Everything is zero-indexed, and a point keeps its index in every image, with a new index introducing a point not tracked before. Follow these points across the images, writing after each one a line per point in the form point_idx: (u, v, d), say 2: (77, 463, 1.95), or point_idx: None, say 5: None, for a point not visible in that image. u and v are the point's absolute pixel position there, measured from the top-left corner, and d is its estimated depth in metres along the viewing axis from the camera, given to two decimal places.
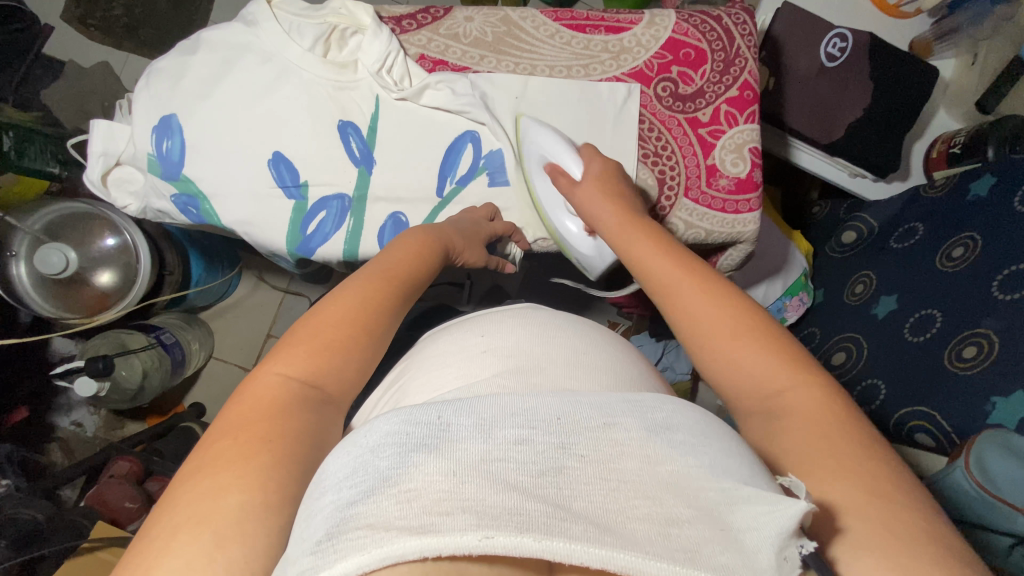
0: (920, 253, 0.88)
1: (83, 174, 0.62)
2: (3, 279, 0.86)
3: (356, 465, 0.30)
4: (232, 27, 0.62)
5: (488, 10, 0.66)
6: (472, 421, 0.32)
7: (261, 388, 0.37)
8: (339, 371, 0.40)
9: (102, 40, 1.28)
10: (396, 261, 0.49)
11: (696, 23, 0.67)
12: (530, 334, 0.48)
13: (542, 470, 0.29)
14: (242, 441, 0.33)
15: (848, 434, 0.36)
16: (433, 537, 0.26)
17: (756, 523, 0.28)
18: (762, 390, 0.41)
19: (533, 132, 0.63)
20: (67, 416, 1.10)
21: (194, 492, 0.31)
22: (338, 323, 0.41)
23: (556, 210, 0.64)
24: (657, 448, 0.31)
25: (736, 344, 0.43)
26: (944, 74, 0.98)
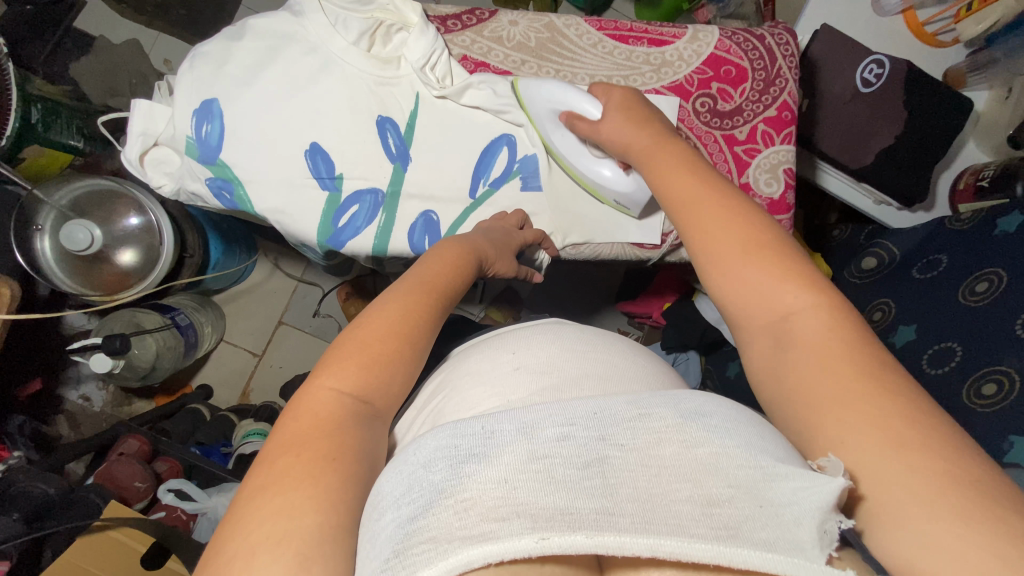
0: (943, 284, 0.88)
1: (121, 153, 0.62)
2: (28, 253, 0.87)
3: (410, 481, 0.30)
4: (278, 16, 0.62)
5: (533, 15, 0.66)
6: (515, 426, 0.31)
7: (317, 406, 0.36)
8: (387, 385, 0.40)
9: (134, 18, 1.28)
10: (434, 273, 0.49)
11: (739, 41, 0.67)
12: (560, 349, 0.48)
13: (589, 465, 0.29)
14: (304, 457, 0.33)
15: (862, 359, 0.36)
16: (493, 544, 0.26)
17: (796, 497, 0.28)
18: (777, 316, 0.40)
19: (534, 91, 0.61)
20: (75, 389, 1.11)
21: (266, 508, 0.31)
22: (385, 336, 0.41)
23: (581, 159, 0.62)
24: (694, 432, 0.31)
25: (750, 267, 0.41)
26: (977, 105, 0.97)
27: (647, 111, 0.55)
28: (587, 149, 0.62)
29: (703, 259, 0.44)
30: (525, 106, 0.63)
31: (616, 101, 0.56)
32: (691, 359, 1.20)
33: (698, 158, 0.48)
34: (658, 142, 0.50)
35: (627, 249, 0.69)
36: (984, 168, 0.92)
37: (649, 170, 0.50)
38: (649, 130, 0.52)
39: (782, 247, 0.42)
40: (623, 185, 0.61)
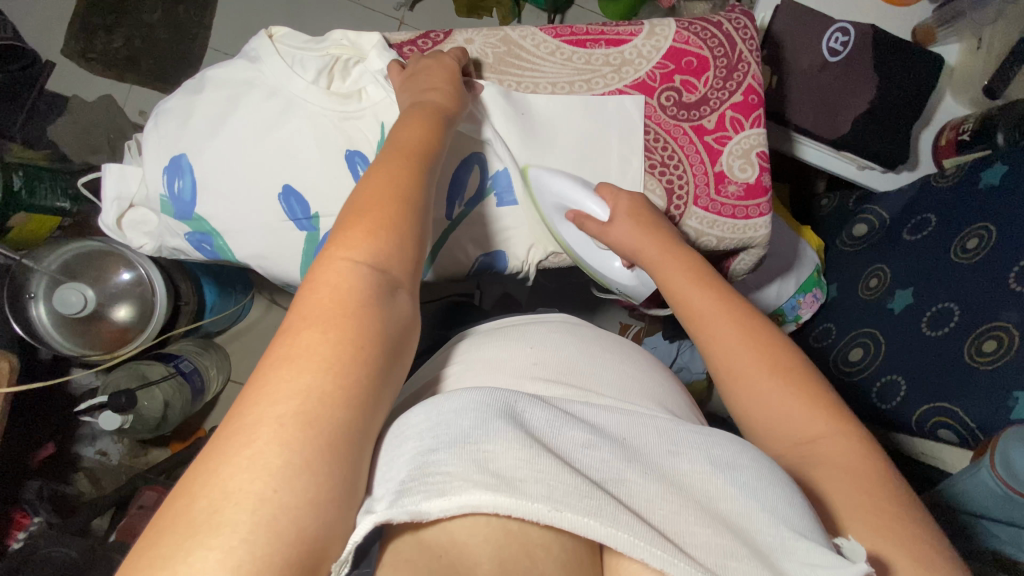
0: (933, 244, 0.88)
1: (98, 218, 0.63)
2: (23, 321, 0.88)
3: (438, 421, 0.33)
4: (236, 64, 0.63)
5: (487, 32, 0.66)
6: (546, 415, 0.34)
7: (334, 275, 0.36)
8: (399, 253, 0.39)
9: (103, 73, 1.29)
10: (423, 146, 0.48)
11: (697, 31, 0.67)
12: (579, 351, 0.49)
13: (608, 476, 0.32)
14: (326, 332, 0.33)
15: (880, 484, 0.41)
16: (507, 497, 0.28)
17: (812, 573, 0.28)
18: (803, 437, 0.45)
19: (545, 183, 0.65)
20: (91, 445, 1.11)
21: (290, 388, 0.31)
22: (384, 204, 0.40)
23: (589, 250, 0.69)
24: (720, 484, 0.32)
25: (772, 387, 0.47)
26: (948, 60, 0.97)
27: (655, 216, 0.61)
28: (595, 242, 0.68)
29: (728, 378, 0.49)
30: (534, 197, 0.66)
31: (624, 207, 0.62)
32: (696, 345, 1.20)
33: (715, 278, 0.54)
34: (681, 262, 0.56)
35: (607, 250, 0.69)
36: (964, 122, 0.91)
37: (669, 290, 0.55)
38: (668, 251, 0.57)
39: (802, 371, 0.48)
40: (627, 279, 0.69)
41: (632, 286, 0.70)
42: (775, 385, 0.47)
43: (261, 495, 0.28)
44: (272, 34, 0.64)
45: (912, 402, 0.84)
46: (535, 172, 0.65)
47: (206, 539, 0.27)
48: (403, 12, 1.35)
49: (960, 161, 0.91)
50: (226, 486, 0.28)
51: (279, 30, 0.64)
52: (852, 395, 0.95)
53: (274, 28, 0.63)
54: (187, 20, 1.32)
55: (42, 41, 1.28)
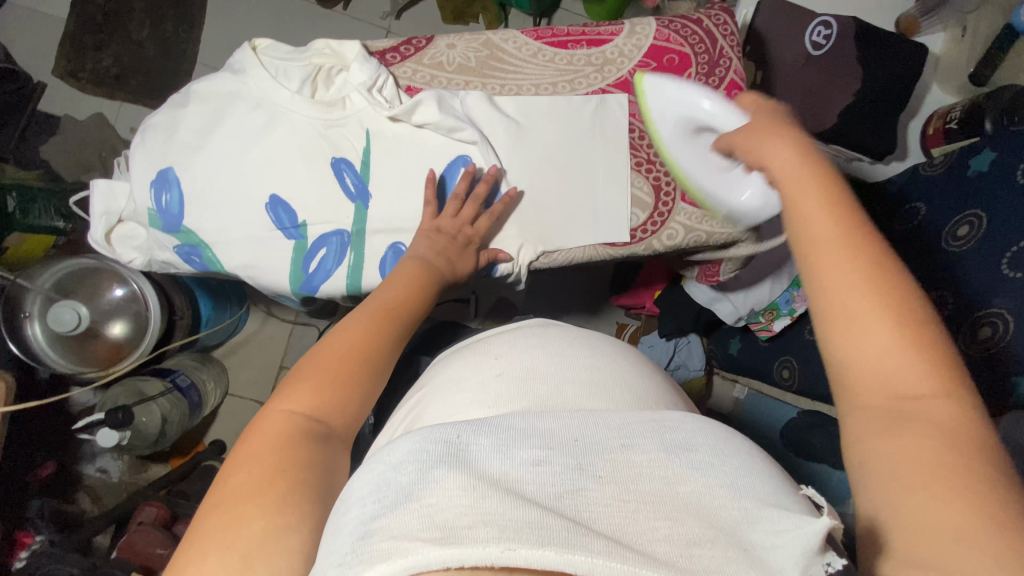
0: (924, 233, 0.88)
1: (88, 234, 0.64)
2: (20, 340, 0.88)
3: (379, 481, 0.31)
4: (220, 77, 0.63)
5: (469, 36, 0.67)
6: (492, 441, 0.32)
7: (273, 424, 0.41)
8: (341, 406, 0.44)
9: (95, 91, 1.30)
10: (395, 294, 0.53)
11: (677, 28, 0.67)
12: (546, 354, 0.48)
13: (562, 490, 0.29)
14: (253, 473, 0.37)
15: (988, 467, 0.31)
16: (455, 549, 0.26)
17: (779, 540, 0.26)
18: (901, 392, 0.35)
19: (661, 88, 0.60)
20: (91, 464, 1.10)
21: (216, 523, 0.35)
22: (341, 356, 0.46)
23: (698, 170, 0.60)
24: (678, 469, 0.31)
25: (883, 327, 0.36)
26: (934, 49, 0.98)
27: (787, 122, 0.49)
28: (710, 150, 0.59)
29: (828, 305, 0.38)
30: (647, 103, 0.61)
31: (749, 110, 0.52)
32: (693, 342, 1.20)
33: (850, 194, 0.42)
34: (806, 163, 0.44)
35: (599, 249, 0.69)
36: (951, 110, 0.91)
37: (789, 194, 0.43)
38: (801, 143, 0.45)
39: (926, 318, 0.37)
40: (749, 197, 0.59)
41: (746, 204, 0.59)
42: (891, 325, 0.36)
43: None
44: (255, 46, 0.64)
45: None
46: (652, 80, 0.60)
47: None
48: (388, 20, 1.36)
49: (950, 149, 0.91)
50: None
51: (262, 41, 0.64)
52: None
53: (257, 39, 0.63)
54: (176, 36, 1.33)
55: (34, 63, 1.29)
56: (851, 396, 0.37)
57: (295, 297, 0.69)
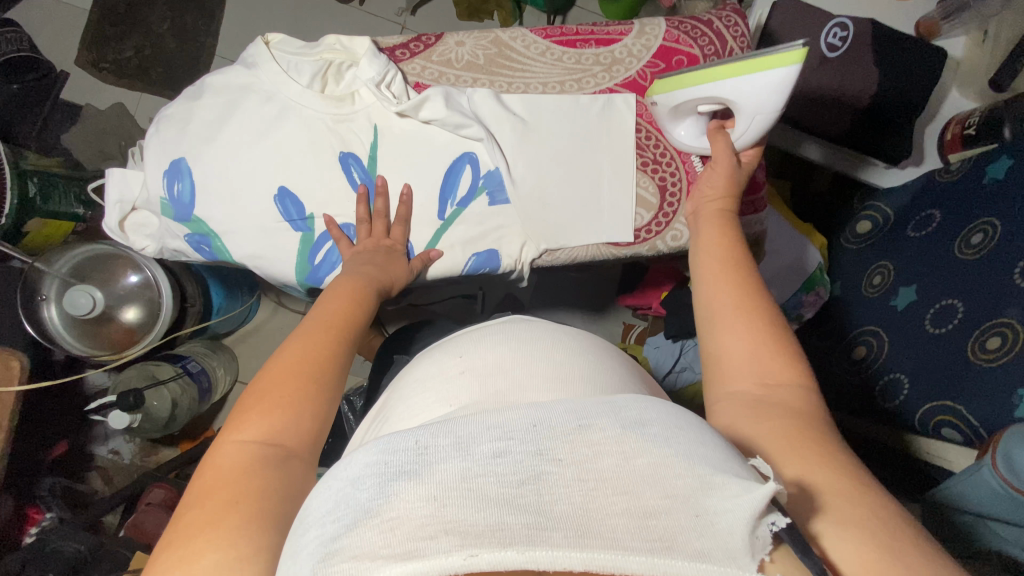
0: (936, 241, 0.87)
1: (102, 221, 0.65)
2: (36, 322, 0.90)
3: (339, 498, 0.31)
4: (233, 70, 0.64)
5: (478, 34, 0.67)
6: (449, 442, 0.31)
7: (225, 458, 0.43)
8: (294, 426, 0.46)
9: (115, 82, 1.33)
10: (334, 309, 0.55)
11: (687, 29, 0.67)
12: (508, 349, 0.49)
13: (523, 478, 0.28)
14: (209, 507, 0.39)
15: (816, 435, 0.42)
16: (420, 562, 0.26)
17: (731, 505, 0.28)
18: (766, 380, 0.47)
19: (769, 83, 0.52)
20: (104, 445, 1.15)
21: (172, 560, 0.36)
22: (287, 377, 0.48)
23: (682, 101, 0.60)
24: (636, 443, 0.30)
25: (744, 331, 0.50)
26: (954, 53, 0.95)
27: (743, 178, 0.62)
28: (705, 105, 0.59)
29: (710, 315, 0.53)
30: (760, 69, 0.52)
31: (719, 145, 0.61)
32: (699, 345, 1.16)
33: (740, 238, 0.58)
34: (718, 213, 0.60)
35: (602, 248, 0.69)
36: (970, 116, 0.89)
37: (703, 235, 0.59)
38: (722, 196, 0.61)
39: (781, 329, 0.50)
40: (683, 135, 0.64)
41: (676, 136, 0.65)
42: (749, 330, 0.50)
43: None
44: (269, 41, 0.65)
45: (915, 400, 0.83)
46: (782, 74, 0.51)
47: None
48: (404, 17, 1.37)
49: (966, 155, 0.90)
50: None
51: (274, 36, 0.65)
52: (855, 394, 0.93)
53: (270, 34, 0.64)
54: (195, 28, 1.35)
55: (58, 53, 1.32)
56: (725, 385, 0.49)
57: (301, 288, 0.70)
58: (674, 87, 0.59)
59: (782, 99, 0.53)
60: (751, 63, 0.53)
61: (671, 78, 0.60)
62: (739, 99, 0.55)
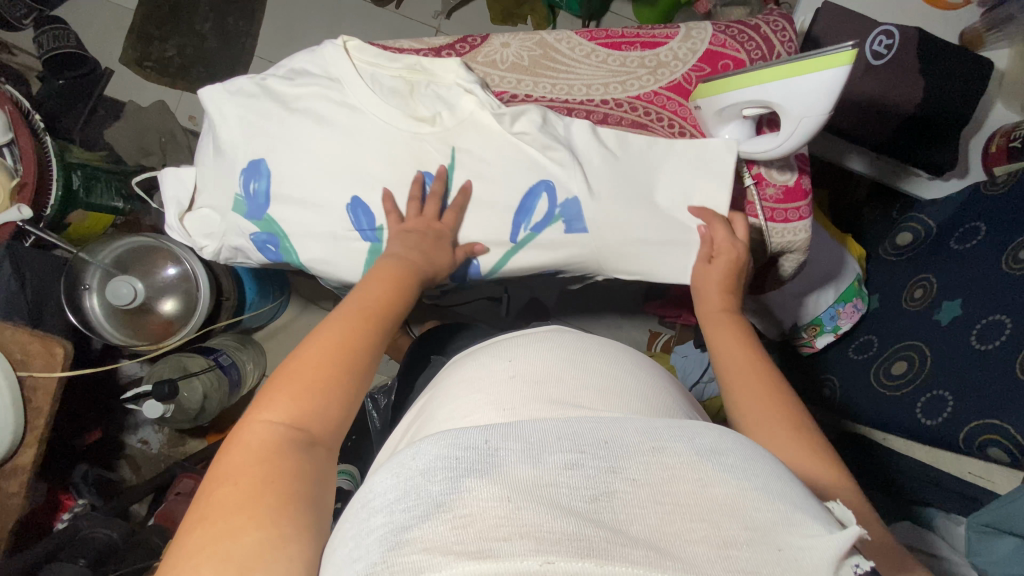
0: (984, 254, 0.85)
1: (164, 220, 0.67)
2: (79, 311, 0.93)
3: (406, 488, 0.31)
4: (287, 70, 0.66)
5: (524, 35, 0.67)
6: (521, 446, 0.32)
7: (253, 438, 0.43)
8: (323, 413, 0.46)
9: (157, 80, 1.36)
10: (373, 299, 0.55)
11: (734, 34, 0.66)
12: (559, 357, 0.49)
13: (595, 496, 0.29)
14: (242, 486, 0.39)
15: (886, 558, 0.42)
16: (491, 562, 0.26)
17: (814, 542, 0.28)
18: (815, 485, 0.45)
19: (811, 86, 0.51)
20: (134, 434, 1.16)
21: (205, 535, 0.37)
22: (317, 360, 0.48)
23: (726, 103, 0.59)
24: (709, 470, 0.31)
25: (784, 435, 0.49)
26: (1000, 65, 0.92)
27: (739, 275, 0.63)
28: (747, 108, 0.58)
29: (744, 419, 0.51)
30: (803, 70, 0.50)
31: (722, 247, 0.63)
32: None
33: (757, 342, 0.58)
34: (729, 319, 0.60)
35: None
36: (1017, 128, 0.86)
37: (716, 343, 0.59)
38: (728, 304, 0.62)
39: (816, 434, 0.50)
40: (732, 138, 0.63)
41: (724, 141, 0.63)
42: (792, 434, 0.49)
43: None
44: (344, 43, 0.65)
45: (958, 420, 0.80)
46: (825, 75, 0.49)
47: None
48: (439, 20, 1.38)
49: (1011, 169, 0.87)
50: None
51: (351, 41, 0.65)
52: (892, 413, 0.90)
53: (347, 38, 0.64)
54: (235, 29, 1.38)
55: (104, 50, 1.37)
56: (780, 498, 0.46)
57: (339, 284, 0.71)
58: (719, 89, 0.59)
59: (830, 101, 0.51)
60: (794, 64, 0.51)
61: (718, 80, 0.59)
62: (785, 102, 0.53)
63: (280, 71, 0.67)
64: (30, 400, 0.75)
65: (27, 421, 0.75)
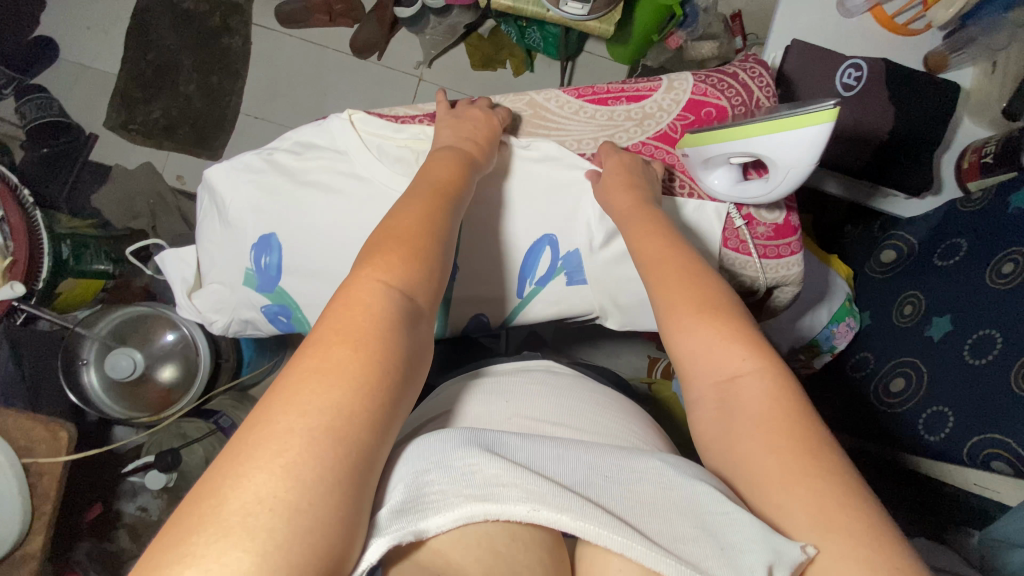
0: (966, 270, 0.88)
1: (175, 304, 0.69)
2: (76, 387, 0.92)
3: (427, 451, 0.40)
4: (286, 139, 0.67)
5: (514, 96, 0.70)
6: (517, 444, 0.41)
7: (366, 294, 0.41)
8: (424, 283, 0.45)
9: (143, 142, 1.37)
10: (444, 179, 0.54)
11: (714, 82, 0.69)
12: (540, 382, 0.57)
13: (577, 480, 0.38)
14: (350, 345, 0.38)
15: (803, 433, 0.41)
16: (492, 504, 0.35)
17: (753, 543, 0.35)
18: (725, 375, 0.46)
19: (793, 144, 0.53)
20: (132, 502, 1.04)
21: (314, 390, 0.35)
22: (413, 233, 0.47)
23: (712, 153, 0.61)
24: (667, 475, 0.40)
25: (712, 334, 0.47)
26: (964, 84, 0.97)
27: (639, 180, 0.63)
28: (732, 157, 0.60)
29: (664, 312, 0.51)
30: (787, 129, 0.53)
31: (615, 165, 0.64)
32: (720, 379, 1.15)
33: (675, 234, 0.57)
34: (644, 215, 0.59)
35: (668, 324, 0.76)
36: (986, 144, 0.90)
37: (637, 244, 0.57)
38: (640, 205, 0.60)
39: (734, 314, 0.49)
40: (721, 185, 0.64)
41: (716, 187, 0.65)
42: (705, 324, 0.48)
43: (271, 500, 0.31)
44: (352, 117, 0.66)
45: (962, 436, 0.81)
46: (809, 133, 0.52)
47: (222, 538, 0.30)
48: (421, 68, 1.41)
49: (985, 183, 0.90)
50: (257, 491, 0.31)
51: (356, 114, 0.66)
52: (897, 428, 0.92)
53: (354, 112, 0.65)
54: (220, 88, 1.40)
55: (87, 115, 1.37)
56: (693, 383, 0.48)
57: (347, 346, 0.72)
58: (704, 141, 0.62)
59: (816, 156, 0.53)
60: (778, 124, 0.53)
61: (704, 133, 0.62)
62: (772, 155, 0.55)
63: (285, 143, 0.67)
64: (37, 485, 0.74)
65: (34, 507, 0.73)
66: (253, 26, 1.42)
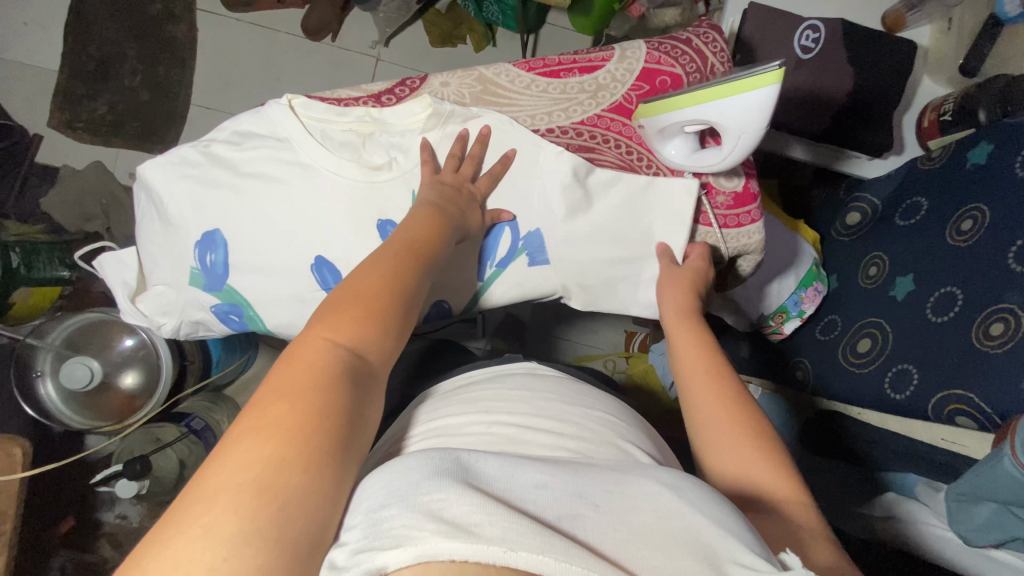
0: (926, 228, 0.88)
1: (119, 310, 0.66)
2: (33, 400, 0.89)
3: (389, 487, 0.37)
4: (224, 129, 0.64)
5: (462, 73, 0.66)
6: (498, 473, 0.39)
7: (312, 353, 0.43)
8: (377, 343, 0.46)
9: (91, 140, 1.31)
10: (416, 236, 0.56)
11: (668, 50, 0.67)
12: (520, 390, 0.55)
13: (561, 514, 0.36)
14: (293, 403, 0.39)
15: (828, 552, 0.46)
16: (465, 542, 0.32)
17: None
18: (757, 485, 0.51)
19: (743, 106, 0.52)
20: (111, 510, 1.04)
21: (251, 450, 0.37)
22: (375, 289, 0.49)
23: (665, 123, 0.60)
24: (669, 503, 0.37)
25: (745, 446, 0.53)
26: (922, 42, 0.98)
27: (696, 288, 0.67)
28: (684, 126, 0.59)
29: (705, 429, 0.56)
30: (735, 92, 0.52)
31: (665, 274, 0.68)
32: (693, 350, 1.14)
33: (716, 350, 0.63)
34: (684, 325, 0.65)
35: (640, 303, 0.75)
36: (944, 102, 0.92)
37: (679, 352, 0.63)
38: (681, 314, 0.66)
39: (772, 441, 0.54)
40: (679, 156, 0.63)
41: (676, 158, 0.63)
42: (748, 445, 0.53)
43: (212, 564, 0.32)
44: (292, 102, 0.62)
45: (925, 393, 0.82)
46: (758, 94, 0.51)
47: None
48: (378, 48, 1.36)
49: (944, 142, 0.92)
50: (180, 554, 0.32)
51: (297, 98, 0.62)
52: (861, 389, 0.93)
53: (294, 97, 0.62)
54: (168, 79, 1.34)
55: (28, 114, 1.30)
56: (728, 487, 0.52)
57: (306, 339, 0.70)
58: (657, 110, 0.60)
59: (766, 117, 0.52)
60: (724, 87, 0.53)
61: (656, 102, 0.60)
62: (723, 121, 0.54)
63: (223, 133, 0.64)
64: None
65: None
66: (198, 11, 1.36)
